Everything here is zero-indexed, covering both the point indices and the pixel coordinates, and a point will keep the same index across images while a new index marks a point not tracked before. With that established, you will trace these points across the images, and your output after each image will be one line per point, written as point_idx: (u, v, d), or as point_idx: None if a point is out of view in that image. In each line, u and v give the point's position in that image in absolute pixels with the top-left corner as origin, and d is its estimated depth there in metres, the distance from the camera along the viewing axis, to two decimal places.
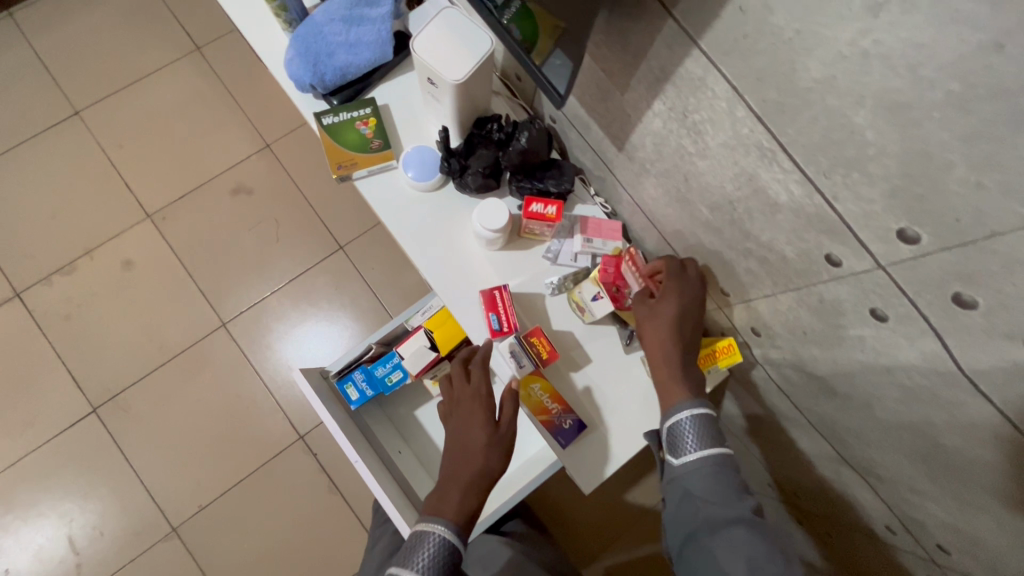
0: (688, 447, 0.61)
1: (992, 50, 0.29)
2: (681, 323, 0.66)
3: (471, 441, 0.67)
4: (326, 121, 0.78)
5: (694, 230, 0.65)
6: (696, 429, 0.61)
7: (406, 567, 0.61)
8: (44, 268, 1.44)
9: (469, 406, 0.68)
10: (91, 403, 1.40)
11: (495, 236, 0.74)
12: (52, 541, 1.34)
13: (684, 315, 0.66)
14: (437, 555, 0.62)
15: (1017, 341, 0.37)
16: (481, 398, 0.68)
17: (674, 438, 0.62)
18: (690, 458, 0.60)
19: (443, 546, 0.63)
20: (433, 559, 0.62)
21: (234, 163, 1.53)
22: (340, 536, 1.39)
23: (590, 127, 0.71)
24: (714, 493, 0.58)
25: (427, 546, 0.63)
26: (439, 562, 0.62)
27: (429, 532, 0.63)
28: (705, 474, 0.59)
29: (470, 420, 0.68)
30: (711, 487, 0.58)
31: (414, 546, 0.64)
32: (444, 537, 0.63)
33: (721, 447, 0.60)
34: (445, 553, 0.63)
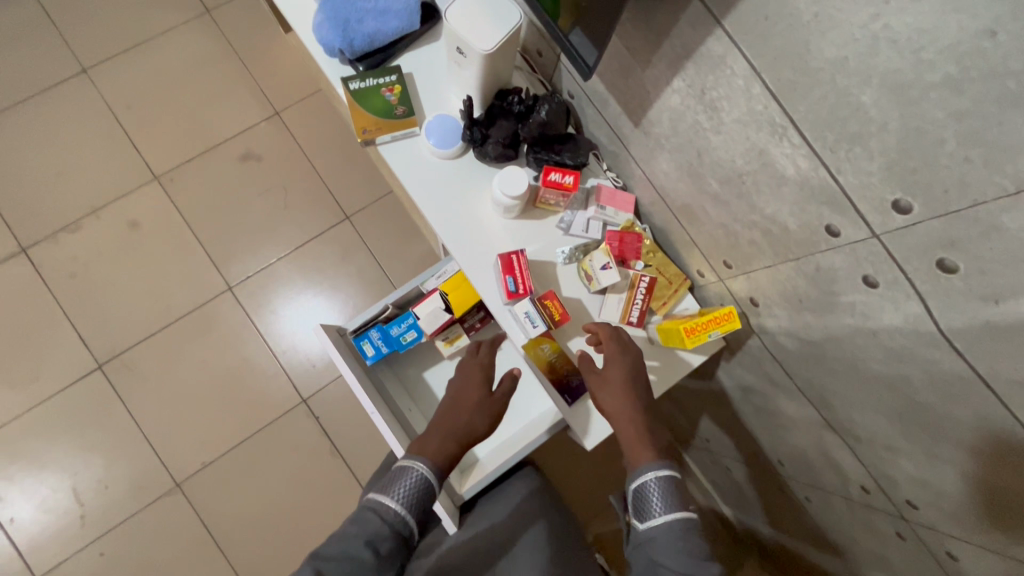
0: (655, 509, 0.60)
1: (985, 35, 0.33)
2: (630, 383, 0.70)
3: (465, 400, 0.75)
4: (352, 87, 0.80)
5: (702, 204, 0.70)
6: (662, 489, 0.61)
7: (386, 494, 0.63)
8: (50, 225, 1.45)
9: (471, 371, 0.78)
10: (96, 360, 1.42)
11: (513, 203, 0.77)
12: (56, 492, 1.37)
13: (631, 378, 0.70)
14: (416, 488, 0.65)
15: (991, 301, 0.42)
16: (482, 368, 0.78)
17: (640, 501, 0.62)
18: (657, 520, 0.59)
19: (423, 482, 0.65)
20: (411, 492, 0.64)
21: (243, 129, 1.54)
22: (340, 496, 1.44)
23: (607, 103, 0.75)
24: (680, 560, 0.55)
25: (406, 480, 0.65)
26: (417, 495, 0.64)
27: (412, 467, 0.66)
28: (671, 540, 0.57)
29: (470, 383, 0.76)
30: (677, 549, 0.57)
31: (393, 479, 0.66)
32: (423, 474, 0.66)
33: (687, 509, 0.59)
34: (423, 488, 0.65)
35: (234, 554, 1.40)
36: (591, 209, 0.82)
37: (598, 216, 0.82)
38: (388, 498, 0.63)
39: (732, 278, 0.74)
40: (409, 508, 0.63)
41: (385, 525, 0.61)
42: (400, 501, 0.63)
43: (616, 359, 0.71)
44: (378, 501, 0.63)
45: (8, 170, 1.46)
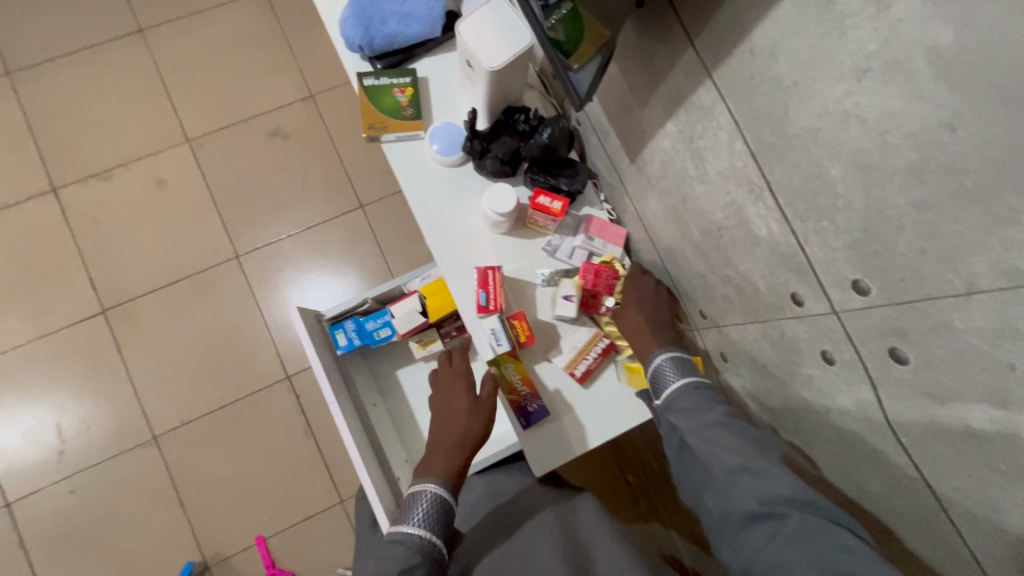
0: (668, 377, 0.66)
1: (946, 129, 0.32)
2: (648, 299, 0.76)
3: (452, 412, 0.75)
4: (366, 83, 0.83)
5: (684, 250, 0.69)
6: (674, 362, 0.67)
7: (406, 523, 0.65)
8: (83, 170, 1.51)
9: (450, 384, 0.77)
10: (101, 305, 1.47)
11: (501, 220, 0.78)
12: (42, 425, 1.43)
13: (651, 296, 0.77)
14: (434, 509, 0.66)
15: (936, 400, 0.41)
16: (461, 378, 0.77)
17: (656, 379, 0.68)
18: (670, 388, 0.66)
19: (437, 501, 0.67)
20: (428, 514, 0.66)
21: (277, 107, 1.59)
22: (307, 476, 1.46)
23: (609, 135, 0.75)
24: (692, 408, 0.62)
25: (422, 504, 0.67)
26: (435, 515, 0.66)
27: (425, 491, 0.67)
28: (684, 398, 0.64)
29: (455, 394, 0.76)
30: (690, 406, 0.63)
31: (410, 507, 0.67)
32: (436, 494, 0.67)
33: (696, 377, 0.65)
34: (440, 506, 0.67)
35: (196, 514, 1.42)
36: (579, 238, 0.82)
37: (585, 245, 0.82)
38: (409, 526, 0.65)
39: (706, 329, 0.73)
40: (432, 529, 0.65)
41: (414, 553, 0.63)
42: (421, 527, 0.65)
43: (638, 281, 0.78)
44: (401, 532, 0.64)
45: (55, 112, 1.53)
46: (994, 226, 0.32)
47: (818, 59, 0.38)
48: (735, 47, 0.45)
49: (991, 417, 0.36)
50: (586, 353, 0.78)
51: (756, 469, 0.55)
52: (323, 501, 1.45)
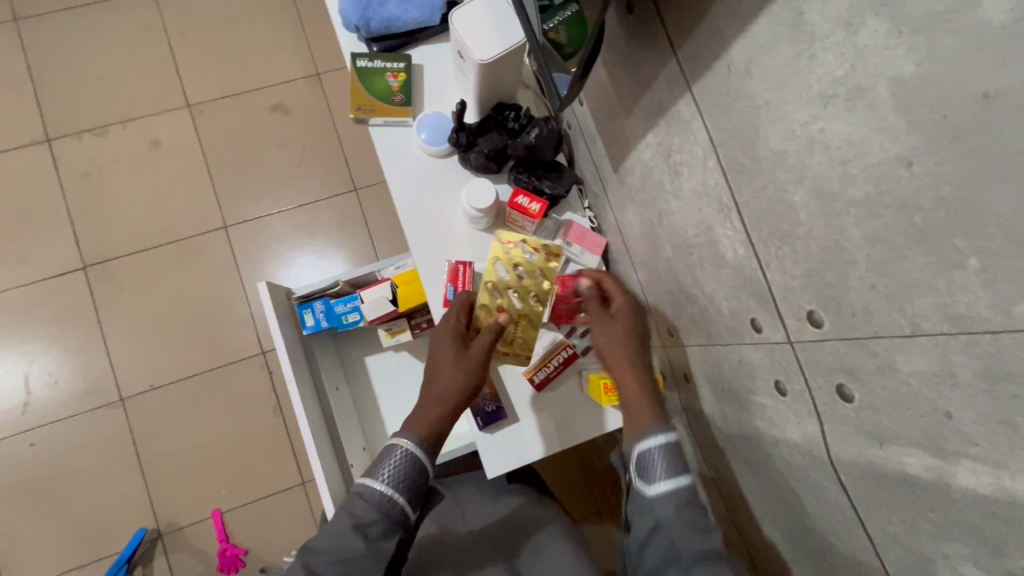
0: (657, 474, 0.59)
1: (903, 164, 0.31)
2: (630, 336, 0.69)
3: (441, 367, 0.69)
4: (359, 64, 0.82)
5: (656, 265, 0.68)
6: (665, 453, 0.59)
7: (373, 476, 0.62)
8: (79, 123, 1.50)
9: (441, 340, 0.71)
10: (82, 261, 1.46)
11: (479, 217, 0.77)
12: (9, 374, 1.42)
13: (634, 335, 0.69)
14: (403, 466, 0.62)
15: (876, 442, 0.40)
16: (456, 335, 0.71)
17: (642, 464, 0.60)
18: (657, 484, 0.58)
19: (408, 458, 0.63)
20: (397, 472, 0.62)
21: (282, 81, 1.58)
22: (271, 454, 1.45)
23: (595, 142, 0.74)
24: (680, 522, 0.56)
25: (394, 460, 0.63)
26: (404, 472, 0.62)
27: (396, 446, 0.63)
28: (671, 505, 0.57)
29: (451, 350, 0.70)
30: (678, 518, 0.56)
31: (382, 459, 0.63)
32: (408, 451, 0.63)
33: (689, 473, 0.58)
34: (411, 465, 0.63)
35: (155, 481, 1.41)
36: (557, 243, 0.81)
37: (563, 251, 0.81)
38: (375, 481, 0.61)
39: (673, 347, 0.72)
40: (398, 487, 0.61)
41: (376, 510, 0.60)
42: (387, 484, 0.61)
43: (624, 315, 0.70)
44: (366, 485, 0.61)
45: (57, 62, 1.52)
46: (942, 268, 0.31)
47: (789, 81, 0.37)
48: (714, 61, 0.44)
49: (925, 463, 0.36)
50: (547, 362, 0.78)
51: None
52: (284, 481, 1.44)
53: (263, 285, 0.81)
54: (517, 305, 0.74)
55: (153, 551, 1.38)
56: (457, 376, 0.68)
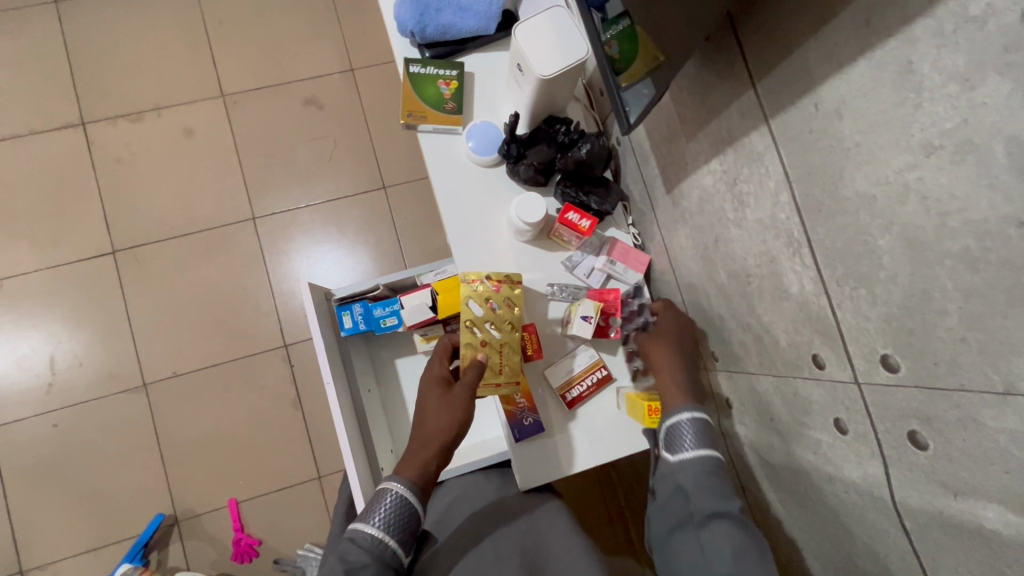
0: (684, 443, 0.61)
1: (1015, 224, 0.31)
2: (677, 334, 0.72)
3: (428, 413, 0.71)
4: (411, 69, 0.81)
5: (707, 289, 0.68)
6: (694, 427, 0.61)
7: (364, 521, 0.63)
8: (114, 108, 1.51)
9: (425, 389, 0.73)
10: (112, 245, 1.47)
11: (528, 231, 0.77)
12: (35, 353, 1.43)
13: (680, 333, 0.72)
14: (394, 510, 0.64)
15: (949, 492, 0.40)
16: (439, 380, 0.73)
17: (671, 437, 0.63)
18: (684, 454, 0.60)
19: (398, 501, 0.65)
20: (388, 516, 0.64)
21: (317, 76, 1.59)
22: (288, 447, 1.46)
23: (647, 161, 0.74)
24: (703, 488, 0.58)
25: (385, 504, 0.64)
26: (395, 516, 0.64)
27: (388, 490, 0.65)
28: (695, 472, 0.59)
29: (435, 398, 0.71)
30: (703, 483, 0.58)
31: (373, 505, 0.65)
32: (398, 495, 0.65)
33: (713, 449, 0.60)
34: (401, 509, 0.64)
35: (174, 467, 1.43)
36: (601, 260, 0.81)
37: (606, 268, 0.81)
38: (367, 525, 0.63)
39: (715, 371, 0.72)
40: (389, 530, 0.63)
41: (368, 555, 0.61)
42: (379, 528, 0.63)
43: (668, 318, 0.74)
44: (357, 531, 0.63)
45: (95, 46, 1.52)
46: None
47: (887, 127, 0.37)
48: (799, 98, 0.44)
49: (1004, 519, 0.35)
50: (580, 380, 0.79)
51: (750, 568, 0.52)
52: (300, 474, 1.45)
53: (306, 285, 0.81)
54: (496, 336, 0.73)
55: (168, 537, 1.40)
56: (442, 421, 0.70)
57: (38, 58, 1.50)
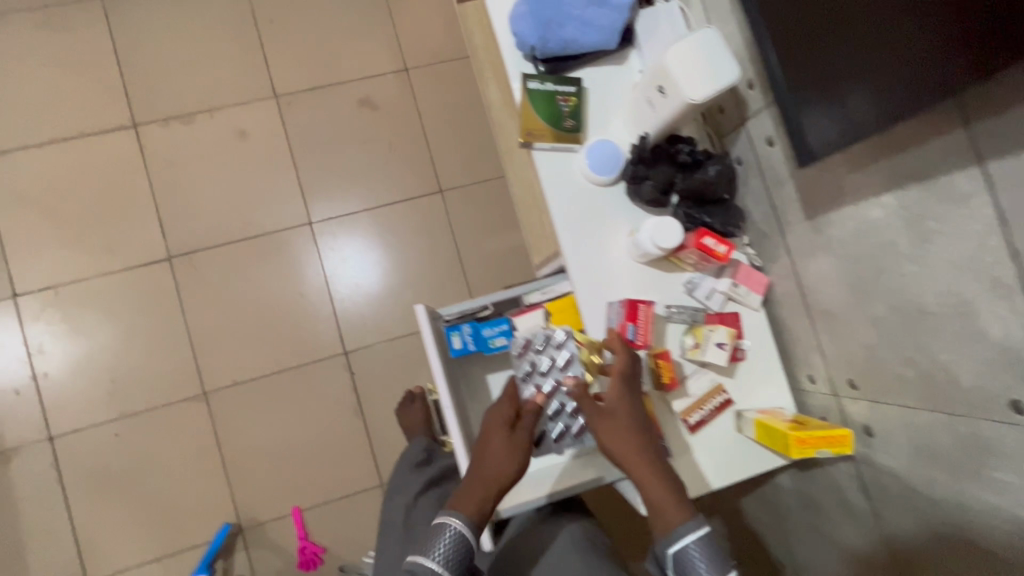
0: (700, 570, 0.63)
1: None
2: (638, 425, 0.70)
3: (485, 452, 0.72)
4: (530, 86, 0.79)
5: (853, 319, 0.67)
6: (703, 551, 0.64)
7: (426, 554, 0.66)
8: (166, 110, 1.46)
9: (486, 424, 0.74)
10: (168, 251, 1.44)
11: (659, 254, 0.76)
12: (93, 362, 1.41)
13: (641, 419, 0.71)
14: (453, 545, 0.66)
15: None
16: (504, 421, 0.73)
17: (683, 564, 0.65)
18: None
19: (459, 537, 0.67)
20: (449, 550, 0.66)
21: (370, 75, 1.54)
22: (350, 454, 1.45)
23: (782, 186, 0.73)
24: None
25: (444, 539, 0.67)
26: (452, 550, 0.66)
27: (447, 525, 0.67)
28: None
29: (494, 437, 0.72)
30: None
31: (431, 538, 0.67)
32: (457, 532, 0.67)
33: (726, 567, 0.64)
34: (460, 545, 0.67)
35: (237, 476, 1.42)
36: (723, 282, 0.80)
37: (728, 291, 0.80)
38: (427, 557, 0.66)
39: (850, 399, 0.72)
40: (448, 565, 0.66)
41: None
42: (439, 561, 0.65)
43: (631, 385, 0.73)
44: (418, 563, 0.65)
45: (144, 44, 1.47)
46: None
47: None
48: None
49: None
50: (703, 404, 0.79)
51: None
52: (363, 481, 1.45)
53: (421, 309, 0.84)
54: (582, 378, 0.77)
55: (234, 545, 1.39)
56: (497, 463, 0.70)
57: (86, 58, 1.45)
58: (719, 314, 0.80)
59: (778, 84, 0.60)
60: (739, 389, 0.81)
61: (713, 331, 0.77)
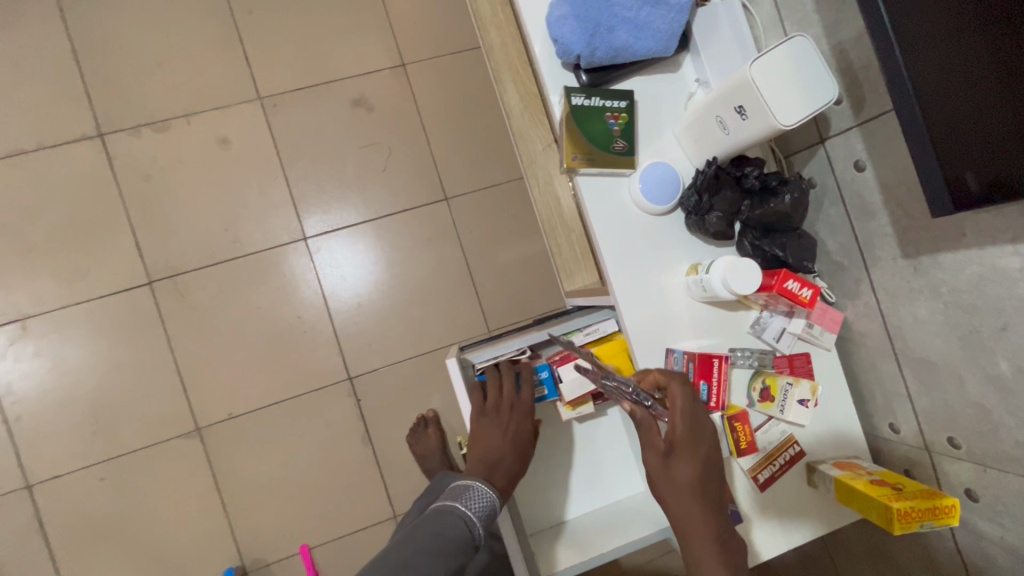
0: None
1: None
2: (702, 478, 0.57)
3: (488, 445, 0.76)
4: (574, 101, 0.68)
5: (961, 374, 0.59)
6: None
7: (459, 500, 0.69)
8: (136, 116, 1.31)
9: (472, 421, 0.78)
10: (148, 276, 1.31)
11: (731, 297, 0.67)
12: (71, 400, 1.28)
13: (704, 470, 0.57)
14: (483, 499, 0.70)
15: None
16: (514, 417, 0.78)
17: None
18: None
19: (483, 494, 0.70)
20: (478, 504, 0.69)
21: (364, 72, 1.40)
22: (360, 488, 1.35)
23: (872, 216, 0.63)
24: None
25: (477, 494, 0.70)
26: (488, 508, 0.70)
27: (477, 484, 0.71)
28: None
29: (490, 427, 0.77)
30: None
31: (465, 491, 0.70)
32: (483, 491, 0.71)
33: None
34: (485, 502, 0.70)
35: (239, 516, 1.31)
36: (797, 324, 0.70)
37: (801, 332, 0.70)
38: (463, 505, 0.68)
39: (949, 458, 0.64)
40: (475, 515, 0.68)
41: (465, 531, 0.66)
42: (474, 513, 0.68)
43: (690, 457, 0.57)
44: (451, 504, 0.69)
45: (107, 43, 1.31)
46: None
47: None
48: None
49: None
50: (773, 459, 0.70)
51: None
52: (374, 516, 1.35)
53: (454, 363, 0.77)
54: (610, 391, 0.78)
55: None
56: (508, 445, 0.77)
57: (41, 59, 1.29)
58: (788, 356, 0.71)
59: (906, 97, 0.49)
60: (811, 439, 0.72)
61: (794, 386, 0.69)
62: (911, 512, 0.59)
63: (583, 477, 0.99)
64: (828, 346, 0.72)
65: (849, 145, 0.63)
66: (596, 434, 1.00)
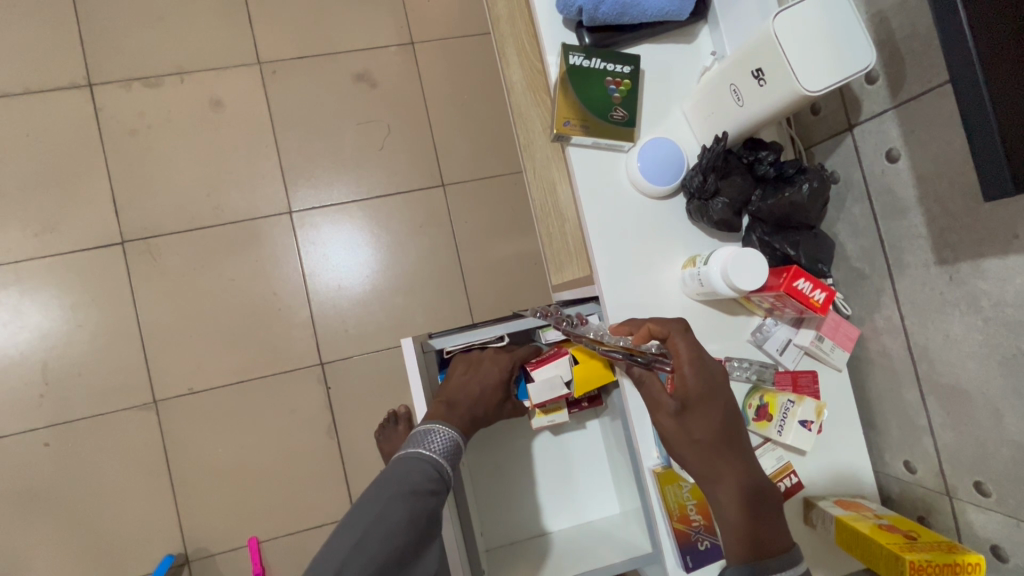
0: None
1: None
2: (721, 429, 0.54)
3: (461, 380, 0.70)
4: (571, 60, 0.61)
5: (999, 406, 0.50)
6: None
7: (421, 448, 0.61)
8: (128, 70, 1.26)
9: (454, 364, 0.73)
10: (121, 235, 1.24)
11: (731, 295, 0.58)
12: (24, 356, 1.21)
13: (722, 420, 0.54)
14: (447, 444, 0.62)
15: None
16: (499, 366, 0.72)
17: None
18: None
19: (449, 438, 0.63)
20: (443, 449, 0.62)
21: (371, 46, 1.34)
22: (320, 483, 1.26)
23: (903, 216, 0.55)
24: None
25: (439, 437, 0.63)
26: (453, 450, 0.63)
27: (436, 428, 0.63)
28: None
29: (469, 366, 0.72)
30: None
31: (425, 436, 0.62)
32: (447, 436, 0.63)
33: None
34: (451, 447, 0.62)
35: (187, 498, 1.22)
36: (806, 337, 0.61)
37: (809, 346, 0.61)
38: (426, 451, 0.61)
39: (974, 506, 0.54)
40: (442, 459, 0.61)
41: (432, 477, 0.59)
42: (438, 456, 0.61)
43: (704, 410, 0.54)
44: (411, 453, 0.60)
45: None
46: None
47: None
48: None
49: None
50: None
51: None
52: (332, 513, 1.25)
53: (410, 343, 0.70)
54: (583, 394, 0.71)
55: None
56: (481, 385, 0.70)
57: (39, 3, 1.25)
58: (792, 372, 0.62)
59: (968, 51, 0.39)
60: (811, 470, 0.63)
61: (796, 405, 0.59)
62: (926, 567, 0.50)
63: (553, 489, 0.90)
64: (838, 366, 0.63)
65: (883, 131, 0.55)
66: (572, 445, 0.91)
